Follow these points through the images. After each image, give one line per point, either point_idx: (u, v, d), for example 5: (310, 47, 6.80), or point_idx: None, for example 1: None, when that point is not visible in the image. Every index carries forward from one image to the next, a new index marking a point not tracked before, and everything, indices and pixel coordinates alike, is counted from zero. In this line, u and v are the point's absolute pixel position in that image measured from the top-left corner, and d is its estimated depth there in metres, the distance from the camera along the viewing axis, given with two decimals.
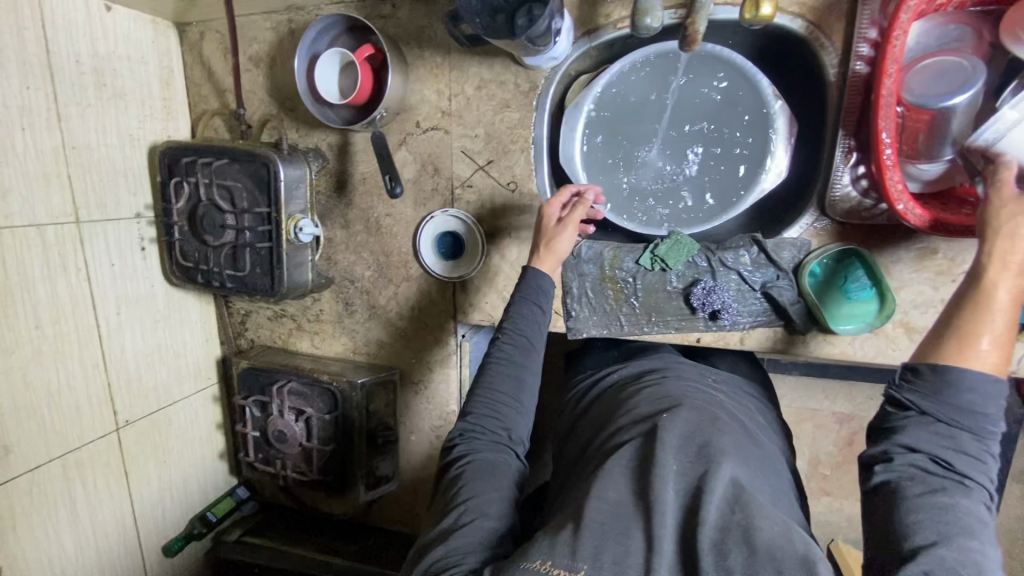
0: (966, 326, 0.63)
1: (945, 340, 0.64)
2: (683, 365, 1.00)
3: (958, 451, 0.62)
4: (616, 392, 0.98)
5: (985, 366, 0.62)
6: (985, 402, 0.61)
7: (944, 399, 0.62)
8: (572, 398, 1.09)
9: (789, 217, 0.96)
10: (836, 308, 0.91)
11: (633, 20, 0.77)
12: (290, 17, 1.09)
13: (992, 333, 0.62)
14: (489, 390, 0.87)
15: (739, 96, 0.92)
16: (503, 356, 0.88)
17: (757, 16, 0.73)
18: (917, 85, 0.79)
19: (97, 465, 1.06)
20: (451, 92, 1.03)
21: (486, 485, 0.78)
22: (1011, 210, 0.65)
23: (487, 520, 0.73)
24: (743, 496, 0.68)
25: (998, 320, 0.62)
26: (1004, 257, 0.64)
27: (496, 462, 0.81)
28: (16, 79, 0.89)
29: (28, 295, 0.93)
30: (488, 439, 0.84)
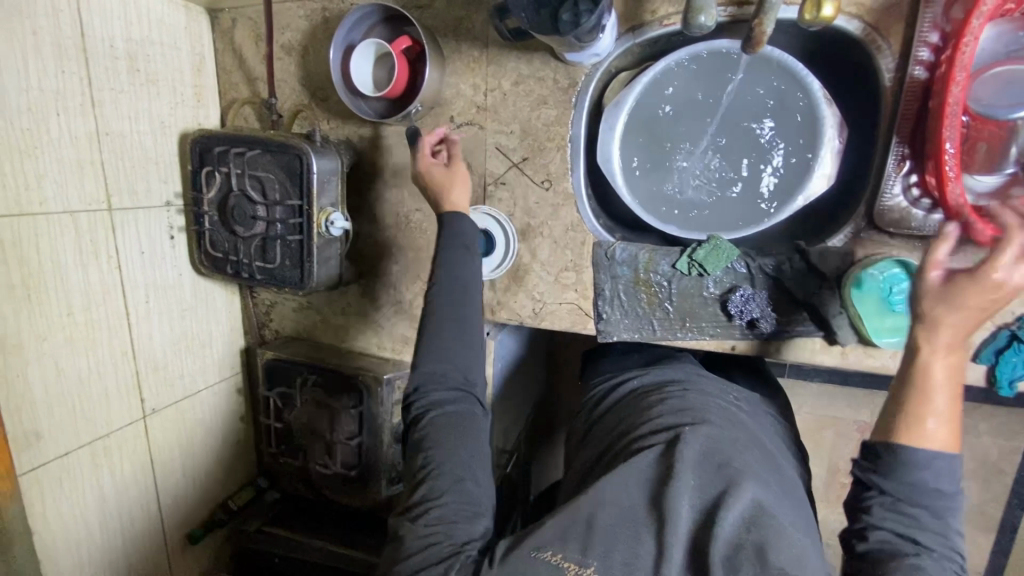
0: (911, 406, 0.65)
1: (893, 419, 0.66)
2: (703, 378, 0.98)
3: (919, 529, 0.64)
4: (634, 400, 0.96)
5: (935, 444, 0.64)
6: (942, 475, 0.64)
7: (898, 478, 0.65)
8: (588, 402, 1.07)
9: (834, 226, 0.93)
10: (879, 321, 0.88)
11: (686, 18, 0.75)
12: (324, 6, 1.07)
13: (935, 413, 0.64)
14: (437, 339, 0.85)
15: (789, 100, 0.88)
16: (445, 302, 0.87)
17: (818, 17, 0.70)
18: (986, 94, 0.76)
19: (124, 453, 1.06)
20: (487, 86, 1.01)
21: (450, 439, 0.78)
22: (938, 287, 0.67)
23: (463, 488, 0.74)
24: (760, 515, 0.68)
25: (942, 399, 0.65)
26: (930, 335, 0.66)
27: (455, 410, 0.81)
28: (52, 63, 0.88)
29: (62, 282, 0.93)
30: (445, 391, 0.83)
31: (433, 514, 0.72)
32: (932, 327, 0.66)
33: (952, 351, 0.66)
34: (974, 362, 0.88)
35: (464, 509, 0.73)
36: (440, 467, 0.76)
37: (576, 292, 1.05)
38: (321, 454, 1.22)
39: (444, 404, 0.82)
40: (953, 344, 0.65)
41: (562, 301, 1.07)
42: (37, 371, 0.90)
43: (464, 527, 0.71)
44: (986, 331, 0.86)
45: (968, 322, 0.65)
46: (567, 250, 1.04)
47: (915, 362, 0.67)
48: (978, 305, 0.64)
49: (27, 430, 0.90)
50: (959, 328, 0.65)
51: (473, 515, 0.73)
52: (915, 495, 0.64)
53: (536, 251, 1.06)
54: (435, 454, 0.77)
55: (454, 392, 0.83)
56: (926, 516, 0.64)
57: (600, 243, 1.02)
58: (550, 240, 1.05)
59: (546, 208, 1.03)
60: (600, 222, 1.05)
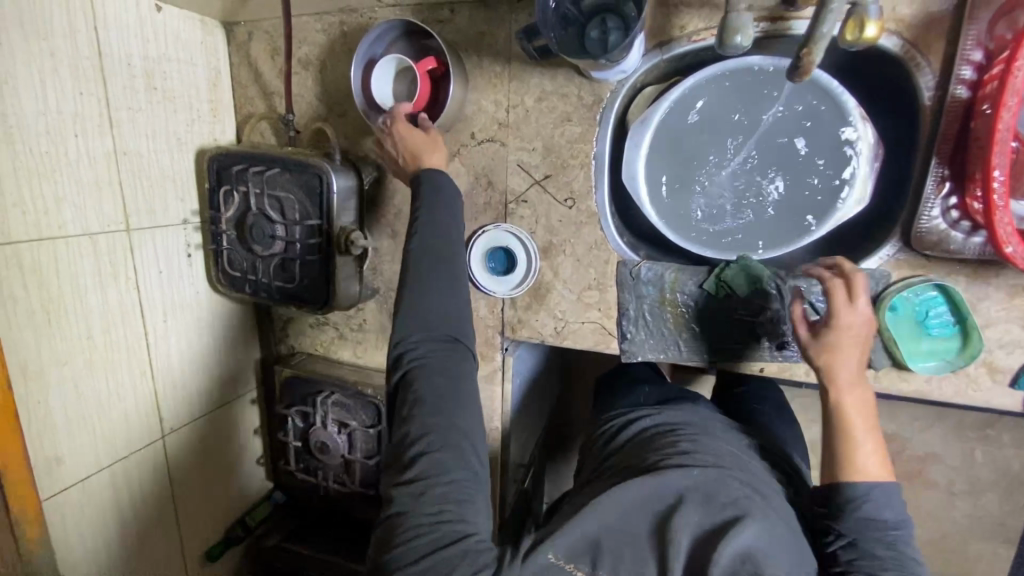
0: (838, 450, 0.77)
1: (828, 463, 0.78)
2: (716, 424, 0.96)
3: (881, 565, 0.72)
4: (647, 440, 0.95)
5: (871, 476, 0.76)
6: (885, 507, 0.74)
7: (850, 518, 0.74)
8: (600, 438, 1.05)
9: (867, 247, 0.91)
10: (915, 345, 0.87)
11: (720, 38, 0.72)
12: (342, 20, 1.05)
13: (862, 449, 0.76)
14: (424, 292, 0.83)
15: (821, 119, 0.86)
16: (429, 254, 0.85)
17: (860, 38, 0.66)
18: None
19: (143, 474, 1.05)
20: (509, 103, 0.99)
21: (442, 399, 0.78)
22: (844, 335, 0.78)
23: (462, 456, 0.75)
24: (755, 552, 0.71)
25: (861, 436, 0.77)
26: (836, 379, 0.79)
27: (447, 366, 0.80)
28: (70, 85, 0.86)
29: (82, 305, 0.92)
30: (432, 345, 0.82)
31: (438, 492, 0.72)
32: (828, 383, 0.79)
33: (857, 386, 0.78)
34: (1013, 388, 0.85)
35: (467, 484, 0.75)
36: (437, 437, 0.75)
37: (600, 312, 1.03)
38: (342, 471, 1.21)
39: (436, 360, 0.80)
40: (849, 389, 0.78)
41: (585, 320, 1.04)
42: (58, 395, 0.89)
43: (472, 509, 0.73)
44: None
45: (851, 363, 0.78)
46: (590, 269, 1.02)
47: (828, 411, 0.79)
48: (848, 348, 0.78)
49: (49, 455, 0.89)
50: (847, 372, 0.78)
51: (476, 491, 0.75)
52: (868, 534, 0.73)
53: (558, 269, 1.04)
54: (430, 419, 0.77)
55: (443, 347, 0.82)
56: (881, 548, 0.73)
57: (625, 261, 1.00)
58: (573, 259, 1.03)
59: (569, 226, 1.01)
60: (624, 240, 1.03)
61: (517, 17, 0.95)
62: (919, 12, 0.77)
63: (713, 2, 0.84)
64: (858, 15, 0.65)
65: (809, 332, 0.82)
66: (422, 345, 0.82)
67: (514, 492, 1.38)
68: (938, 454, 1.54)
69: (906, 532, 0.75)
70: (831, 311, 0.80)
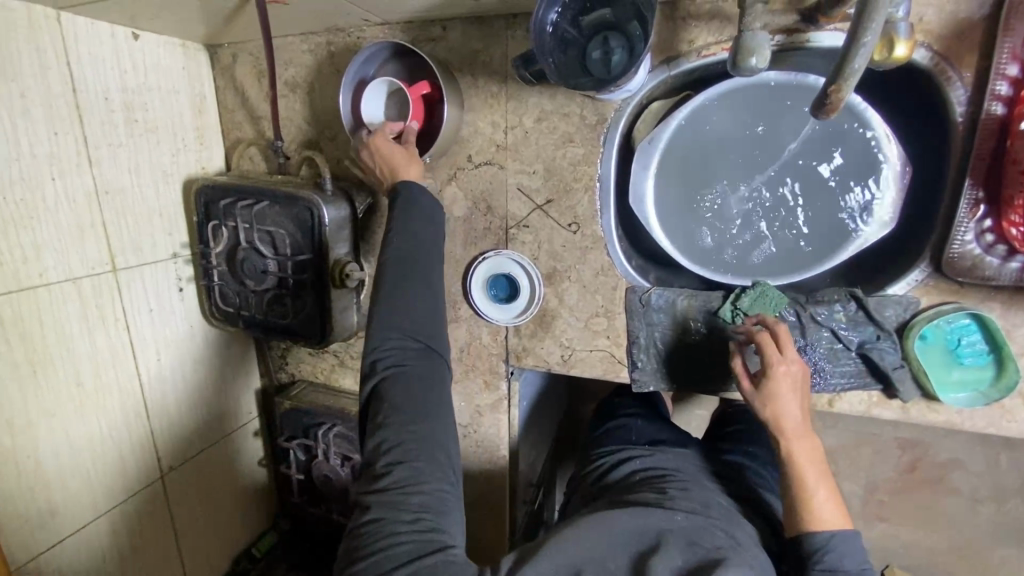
0: (796, 501, 0.76)
1: (790, 515, 0.76)
2: (706, 479, 0.91)
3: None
4: (635, 483, 0.91)
5: (835, 524, 0.74)
6: (845, 557, 0.72)
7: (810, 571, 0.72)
8: (592, 476, 1.01)
9: (893, 271, 0.85)
10: (945, 375, 0.81)
11: (734, 57, 0.67)
12: (329, 40, 0.99)
13: (819, 498, 0.75)
14: (406, 301, 0.80)
15: (842, 136, 0.80)
16: (401, 258, 0.81)
17: (888, 58, 0.62)
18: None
19: (144, 517, 1.02)
20: (507, 124, 0.94)
21: (419, 410, 0.76)
22: (784, 388, 0.76)
23: (439, 467, 0.74)
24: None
25: (813, 486, 0.75)
26: (783, 432, 0.76)
27: (426, 373, 0.78)
28: (43, 125, 0.82)
29: (68, 352, 0.88)
30: (409, 352, 0.79)
31: (415, 501, 0.71)
32: (777, 437, 0.77)
33: (804, 435, 0.77)
34: None
35: (444, 495, 0.73)
36: (413, 447, 0.74)
37: (608, 339, 0.98)
38: (343, 506, 1.20)
39: (412, 370, 0.77)
40: (797, 442, 0.76)
41: (593, 349, 0.99)
42: (48, 447, 0.86)
43: (449, 522, 0.72)
44: None
45: (794, 415, 0.76)
46: (598, 295, 0.97)
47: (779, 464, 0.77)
48: (790, 400, 0.76)
49: (41, 509, 0.86)
50: (792, 425, 0.76)
51: (452, 505, 0.74)
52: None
53: (564, 296, 0.99)
54: (408, 429, 0.74)
55: (417, 356, 0.79)
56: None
57: (633, 288, 0.94)
58: (579, 285, 0.98)
59: (574, 252, 0.96)
60: (633, 265, 0.98)
61: (512, 33, 0.89)
62: (949, 21, 0.71)
63: (724, 15, 0.78)
64: (888, 34, 0.61)
65: (750, 389, 0.79)
66: (395, 353, 0.78)
67: (524, 515, 1.34)
68: (961, 461, 1.48)
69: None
70: (765, 366, 0.77)
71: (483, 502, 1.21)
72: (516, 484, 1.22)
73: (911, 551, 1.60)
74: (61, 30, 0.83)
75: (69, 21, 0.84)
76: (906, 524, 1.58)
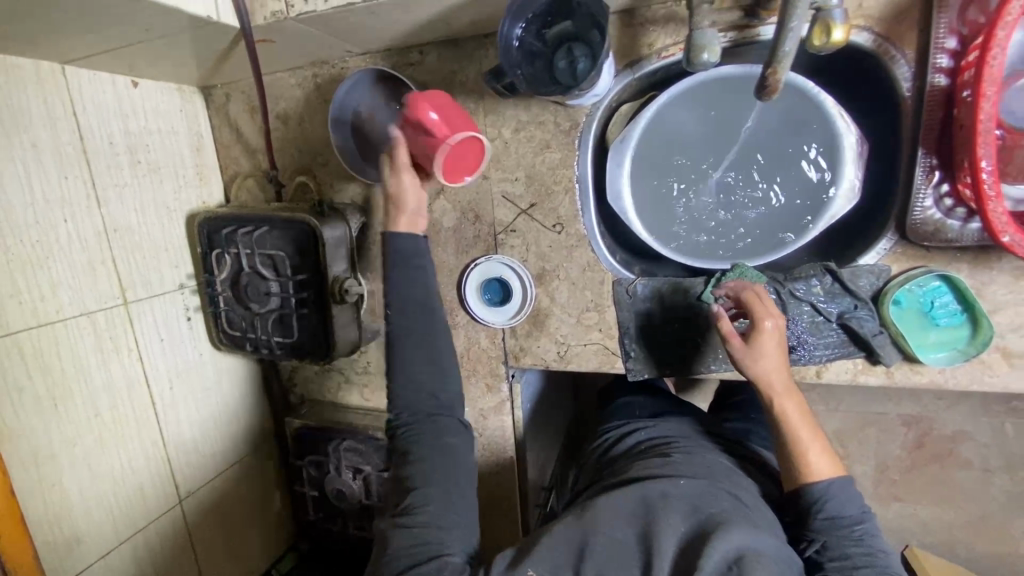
0: (794, 454, 0.79)
1: (788, 470, 0.79)
2: (704, 440, 0.95)
3: (854, 562, 0.71)
4: (639, 453, 0.95)
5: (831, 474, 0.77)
6: (847, 504, 0.75)
7: (813, 520, 0.76)
8: (598, 452, 1.05)
9: (863, 243, 0.89)
10: (923, 337, 0.85)
11: (687, 56, 0.72)
12: (315, 72, 1.06)
13: (814, 449, 0.78)
14: (413, 346, 0.83)
15: (802, 121, 0.85)
16: (405, 315, 0.84)
17: (828, 42, 0.67)
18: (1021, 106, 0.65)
19: (164, 542, 1.05)
20: (487, 137, 0.99)
21: (430, 461, 0.79)
22: (772, 342, 0.81)
23: (444, 495, 0.77)
24: (745, 555, 0.67)
25: (808, 436, 0.79)
26: (775, 385, 0.80)
27: (438, 431, 0.82)
28: (53, 171, 0.87)
29: (85, 383, 0.92)
30: (425, 410, 0.83)
31: (419, 523, 0.75)
32: (770, 392, 0.80)
33: (792, 387, 0.81)
34: None
35: (445, 525, 0.75)
36: (423, 483, 0.78)
37: (600, 333, 1.02)
38: (358, 518, 1.22)
39: (429, 424, 0.82)
40: (788, 395, 0.80)
41: (586, 343, 1.03)
42: (72, 477, 0.90)
43: (450, 537, 0.75)
44: None
45: (783, 368, 0.81)
46: (587, 291, 1.01)
47: (773, 419, 0.81)
48: (779, 353, 0.81)
49: (67, 537, 0.89)
50: (782, 378, 0.80)
51: (461, 521, 0.77)
52: (835, 533, 0.74)
53: (554, 294, 1.03)
54: (415, 473, 0.79)
55: (426, 412, 0.82)
56: (850, 544, 0.73)
57: (619, 281, 0.99)
58: (568, 283, 1.02)
59: (560, 251, 1.01)
60: (617, 259, 1.03)
61: (486, 53, 0.95)
62: (888, 6, 0.76)
63: (678, 18, 0.83)
64: (824, 21, 0.66)
65: (740, 346, 0.82)
66: (409, 408, 0.83)
67: (538, 516, 1.35)
68: (968, 432, 1.50)
69: (872, 529, 0.75)
70: (755, 323, 0.82)
71: (494, 505, 1.23)
72: (525, 485, 1.24)
73: (930, 526, 1.60)
74: (66, 83, 0.90)
75: (74, 74, 0.91)
76: (921, 500, 1.59)
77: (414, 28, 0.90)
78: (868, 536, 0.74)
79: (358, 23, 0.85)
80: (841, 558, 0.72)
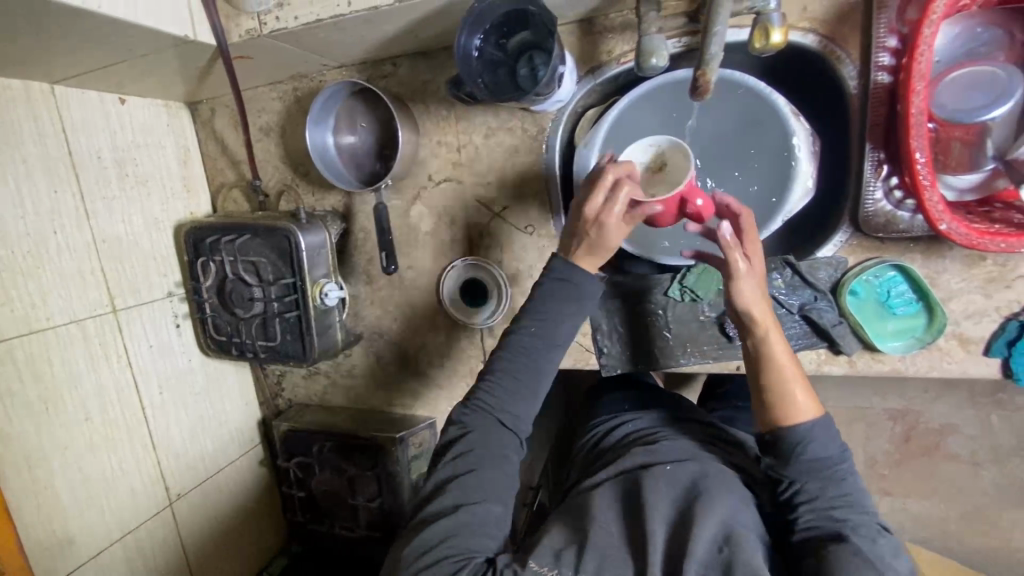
0: (775, 393, 0.75)
1: (768, 410, 0.76)
2: (688, 428, 0.96)
3: (830, 503, 0.72)
4: (630, 443, 0.96)
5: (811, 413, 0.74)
6: (827, 443, 0.73)
7: (796, 462, 0.73)
8: (588, 443, 1.07)
9: (823, 236, 0.92)
10: (880, 326, 0.87)
11: (638, 61, 0.76)
12: (295, 86, 1.10)
13: (798, 386, 0.75)
14: (513, 369, 0.79)
15: (757, 120, 0.89)
16: (525, 337, 0.79)
17: (767, 45, 0.70)
18: (951, 99, 0.70)
19: (155, 544, 1.07)
20: (459, 143, 1.03)
21: (488, 474, 0.76)
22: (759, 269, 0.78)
23: (488, 501, 0.75)
24: (732, 533, 0.69)
25: (792, 372, 0.75)
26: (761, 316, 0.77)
27: (499, 449, 0.78)
28: (44, 186, 0.92)
29: (76, 388, 0.96)
30: (496, 426, 0.79)
31: (460, 521, 0.73)
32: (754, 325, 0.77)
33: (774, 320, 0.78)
34: (988, 356, 0.85)
35: (472, 526, 0.73)
36: (475, 489, 0.75)
37: None
38: (347, 518, 1.24)
39: (494, 438, 0.78)
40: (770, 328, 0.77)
41: None
42: (65, 479, 0.93)
43: (473, 537, 0.72)
44: (995, 324, 0.84)
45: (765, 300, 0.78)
46: None
47: (761, 354, 0.77)
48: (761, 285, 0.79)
49: (60, 537, 0.92)
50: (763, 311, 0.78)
51: (492, 521, 0.75)
52: (815, 475, 0.73)
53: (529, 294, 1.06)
54: (471, 480, 0.75)
55: (494, 426, 0.79)
56: (827, 485, 0.73)
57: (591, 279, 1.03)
58: None
59: (533, 252, 1.04)
60: None
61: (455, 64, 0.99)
62: (830, 9, 0.80)
63: (633, 25, 0.87)
64: (763, 25, 0.69)
65: (745, 269, 0.77)
66: (480, 422, 0.79)
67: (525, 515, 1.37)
68: (955, 426, 1.46)
69: (850, 466, 0.74)
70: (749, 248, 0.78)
71: None
72: None
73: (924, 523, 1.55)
74: (55, 101, 0.94)
75: (63, 93, 0.95)
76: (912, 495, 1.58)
77: (384, 41, 0.94)
78: (845, 473, 0.74)
79: (329, 37, 0.89)
80: (818, 502, 0.72)
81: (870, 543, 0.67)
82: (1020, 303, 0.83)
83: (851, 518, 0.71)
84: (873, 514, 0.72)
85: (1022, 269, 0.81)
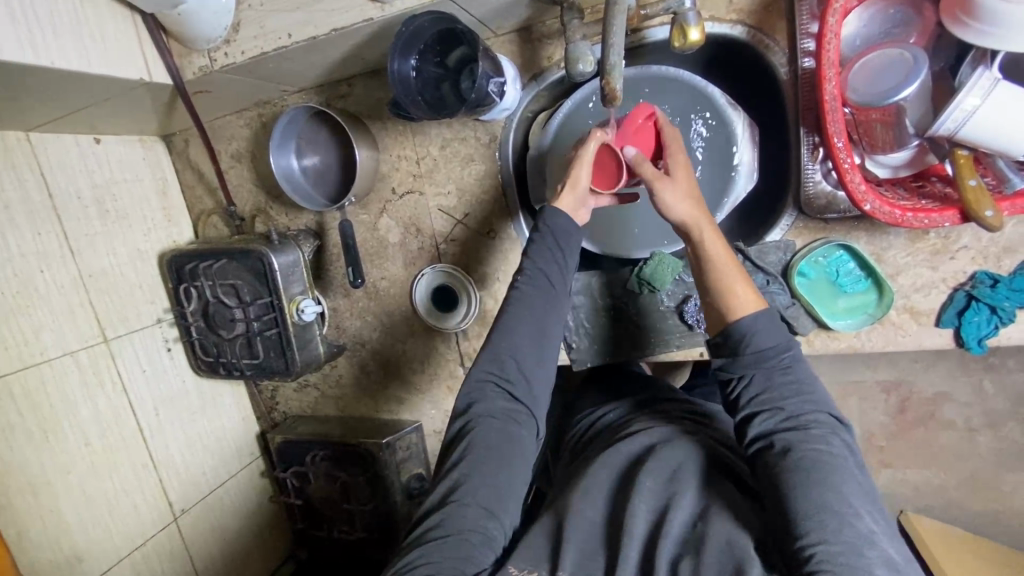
0: (714, 296, 0.75)
1: (713, 316, 0.76)
2: (672, 404, 0.92)
3: (781, 396, 0.70)
4: (612, 433, 0.90)
5: (751, 305, 0.73)
6: (767, 333, 0.72)
7: (743, 355, 0.72)
8: (572, 438, 1.01)
9: (771, 220, 0.94)
10: (833, 304, 0.89)
11: (568, 67, 0.79)
12: (260, 112, 1.15)
13: (738, 282, 0.74)
14: (507, 326, 0.82)
15: (695, 112, 0.91)
16: (522, 300, 0.83)
17: (687, 43, 0.73)
18: (861, 83, 0.75)
19: (163, 557, 1.13)
20: (417, 156, 1.07)
21: (488, 476, 0.75)
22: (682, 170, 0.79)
23: (485, 510, 0.73)
24: (708, 510, 0.67)
25: (729, 272, 0.75)
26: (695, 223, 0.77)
27: (502, 442, 0.77)
28: (27, 229, 0.97)
29: (73, 416, 1.01)
30: (499, 414, 0.79)
31: (455, 534, 0.70)
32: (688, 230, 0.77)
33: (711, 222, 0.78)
34: (939, 327, 0.86)
35: (468, 538, 0.70)
36: (472, 491, 0.73)
37: None
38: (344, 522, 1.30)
39: (497, 431, 0.77)
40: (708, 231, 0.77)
41: None
42: (68, 501, 0.99)
43: (472, 549, 0.69)
44: (944, 295, 0.85)
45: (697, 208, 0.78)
46: None
47: (701, 257, 0.77)
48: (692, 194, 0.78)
49: (68, 556, 0.98)
50: (696, 218, 0.77)
51: (487, 536, 0.71)
52: (763, 366, 0.71)
53: (497, 295, 1.10)
54: (468, 485, 0.74)
55: (496, 415, 0.79)
56: (774, 375, 0.71)
57: None
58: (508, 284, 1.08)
59: (496, 255, 1.08)
60: None
61: None
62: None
63: None
64: (680, 24, 0.72)
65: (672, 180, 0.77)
66: (484, 413, 0.79)
67: None
68: (949, 393, 1.24)
69: (797, 355, 0.72)
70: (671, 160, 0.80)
71: None
72: None
73: (926, 499, 1.33)
74: (31, 148, 0.99)
75: (38, 140, 1.00)
76: None
77: (335, 64, 0.97)
78: (792, 363, 0.72)
79: (279, 66, 0.94)
80: (766, 395, 0.70)
81: (821, 442, 0.65)
82: (966, 272, 0.84)
83: (803, 415, 0.68)
84: (827, 406, 0.70)
85: (963, 241, 0.82)
